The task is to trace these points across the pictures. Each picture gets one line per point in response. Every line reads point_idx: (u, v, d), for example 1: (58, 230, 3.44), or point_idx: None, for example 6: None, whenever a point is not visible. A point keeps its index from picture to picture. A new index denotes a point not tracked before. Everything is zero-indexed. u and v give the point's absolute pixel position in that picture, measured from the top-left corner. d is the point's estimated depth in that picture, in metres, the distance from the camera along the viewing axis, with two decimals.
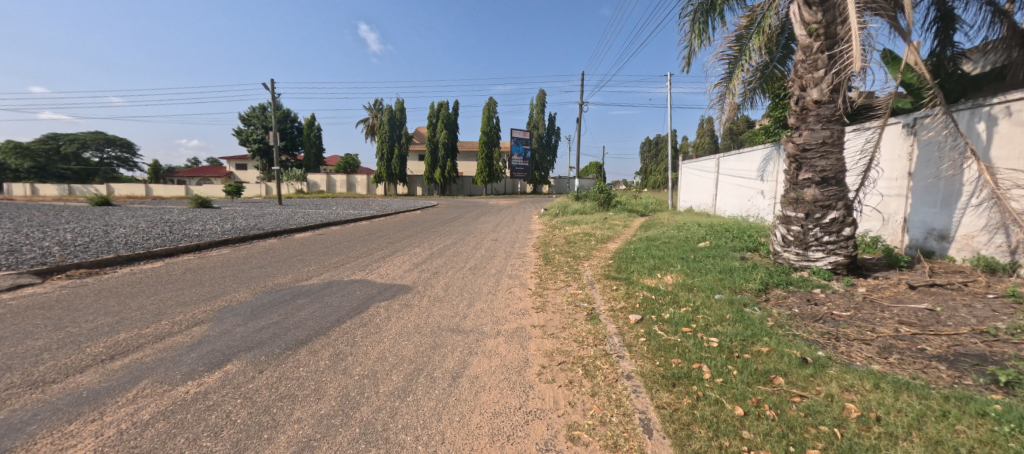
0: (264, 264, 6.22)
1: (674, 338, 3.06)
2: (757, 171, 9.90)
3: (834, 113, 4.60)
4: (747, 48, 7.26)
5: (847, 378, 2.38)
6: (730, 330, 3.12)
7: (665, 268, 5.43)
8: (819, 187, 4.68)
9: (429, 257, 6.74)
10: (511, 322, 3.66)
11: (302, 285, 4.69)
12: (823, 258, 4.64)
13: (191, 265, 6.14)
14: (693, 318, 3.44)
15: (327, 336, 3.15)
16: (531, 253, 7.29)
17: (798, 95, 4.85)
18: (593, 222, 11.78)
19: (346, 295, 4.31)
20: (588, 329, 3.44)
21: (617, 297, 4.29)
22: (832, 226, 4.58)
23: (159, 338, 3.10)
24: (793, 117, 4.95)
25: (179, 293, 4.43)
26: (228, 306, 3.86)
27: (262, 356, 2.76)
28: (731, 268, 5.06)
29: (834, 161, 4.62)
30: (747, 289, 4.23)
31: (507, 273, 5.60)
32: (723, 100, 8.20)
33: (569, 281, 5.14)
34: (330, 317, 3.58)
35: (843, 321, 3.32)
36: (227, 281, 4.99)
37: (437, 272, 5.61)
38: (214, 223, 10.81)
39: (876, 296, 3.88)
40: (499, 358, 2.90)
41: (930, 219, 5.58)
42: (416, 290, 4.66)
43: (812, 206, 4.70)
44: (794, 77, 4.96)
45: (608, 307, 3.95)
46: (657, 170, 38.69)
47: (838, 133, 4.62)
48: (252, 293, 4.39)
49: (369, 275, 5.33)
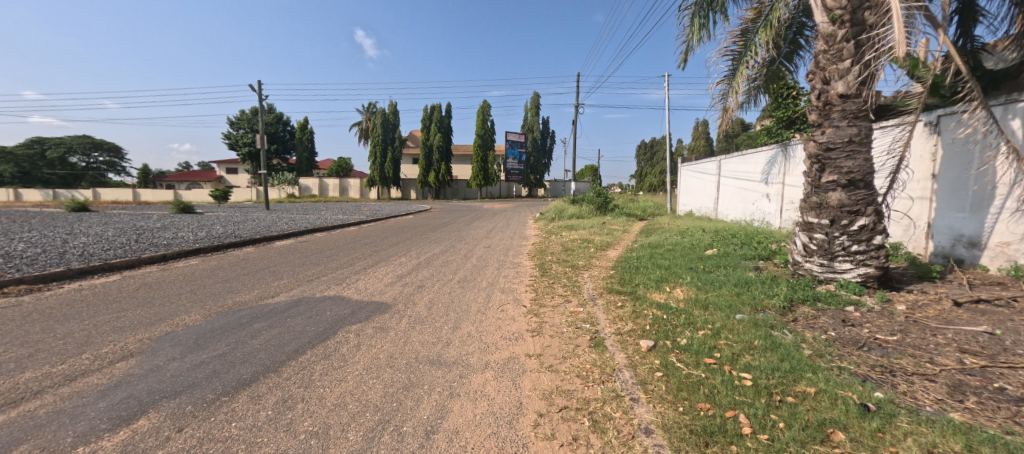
0: (233, 276, 5.65)
1: (697, 374, 2.54)
2: (763, 173, 9.41)
3: (860, 109, 4.14)
4: (752, 43, 6.81)
5: (927, 435, 1.87)
6: (763, 362, 2.62)
7: (673, 280, 4.91)
8: (845, 191, 4.21)
9: (416, 267, 6.20)
10: (502, 350, 3.12)
11: (265, 304, 4.13)
12: (852, 270, 4.15)
13: (149, 279, 5.54)
14: (715, 346, 2.93)
15: (277, 374, 2.60)
16: (526, 262, 6.76)
17: (820, 88, 4.38)
18: (592, 227, 11.28)
19: (314, 317, 3.76)
20: (592, 358, 2.91)
21: (623, 316, 3.77)
22: (861, 234, 4.11)
23: (69, 379, 2.53)
24: (813, 113, 4.48)
25: (121, 315, 3.85)
26: (169, 334, 3.29)
27: (187, 407, 2.20)
28: (747, 281, 4.56)
29: (861, 162, 4.15)
30: (769, 308, 3.73)
31: (499, 286, 5.07)
32: (726, 99, 7.78)
33: (568, 296, 4.60)
34: (287, 346, 3.02)
35: (893, 349, 2.82)
36: (183, 299, 4.42)
37: (423, 285, 5.07)
38: (189, 230, 10.15)
39: (920, 316, 3.38)
40: (486, 402, 2.36)
41: (958, 225, 5.13)
42: (396, 308, 4.12)
43: (838, 212, 4.23)
44: (814, 69, 4.49)
45: (614, 330, 3.43)
46: (653, 173, 38.44)
47: (866, 131, 4.15)
48: (205, 315, 3.81)
49: (345, 290, 4.77)
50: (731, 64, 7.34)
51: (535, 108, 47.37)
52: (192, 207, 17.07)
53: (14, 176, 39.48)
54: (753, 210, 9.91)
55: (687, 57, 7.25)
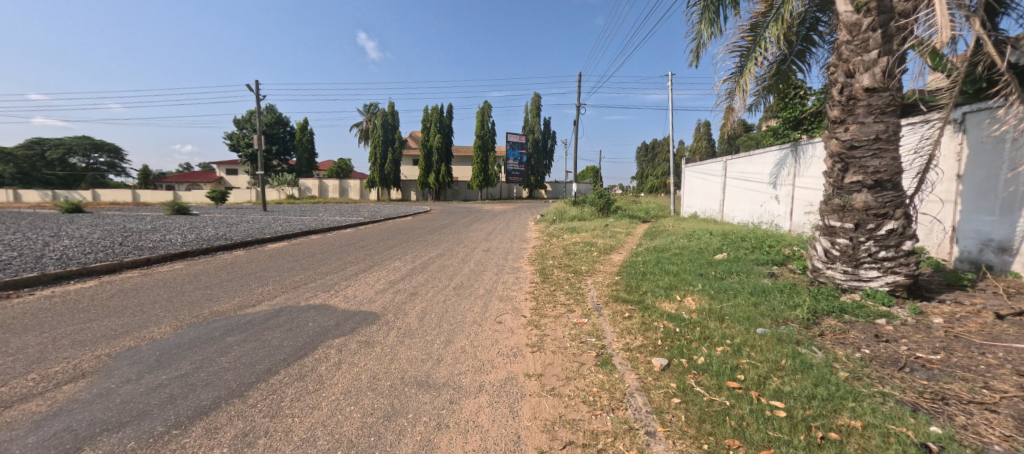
0: (215, 282, 5.33)
1: (720, 401, 2.22)
2: (772, 174, 9.09)
3: (888, 104, 3.83)
4: (762, 39, 6.49)
5: None
6: (794, 387, 2.30)
7: (683, 287, 4.59)
8: (871, 193, 3.89)
9: (410, 273, 5.87)
10: (499, 369, 2.80)
11: (243, 315, 3.82)
12: (879, 278, 3.83)
13: (126, 285, 5.23)
14: (737, 366, 2.61)
15: (242, 400, 2.28)
16: (527, 267, 6.44)
17: (843, 82, 4.06)
18: (594, 230, 10.95)
19: (294, 329, 3.44)
20: (599, 380, 2.59)
21: (631, 329, 3.45)
22: (888, 239, 3.80)
23: (3, 406, 2.22)
24: (834, 109, 4.16)
25: (85, 327, 3.54)
26: (131, 350, 2.98)
27: (129, 443, 1.88)
28: (764, 289, 4.24)
29: (889, 161, 3.84)
30: (792, 321, 3.41)
31: (498, 294, 4.75)
32: (732, 98, 7.47)
33: (571, 305, 4.27)
34: (258, 365, 2.71)
35: (939, 371, 2.50)
36: (157, 308, 4.11)
37: (415, 293, 4.75)
38: (179, 232, 9.83)
39: (961, 331, 3.06)
40: (478, 435, 2.04)
41: (986, 228, 4.80)
42: (386, 319, 3.80)
43: (863, 215, 3.91)
44: (836, 62, 4.17)
45: (622, 346, 3.11)
46: (654, 174, 38.16)
47: (893, 127, 3.83)
48: (176, 327, 3.51)
49: (332, 298, 4.45)
50: (740, 61, 7.02)
51: (536, 109, 47.07)
52: (187, 208, 16.78)
53: (14, 177, 39.30)
54: (760, 212, 9.60)
55: (694, 54, 6.94)
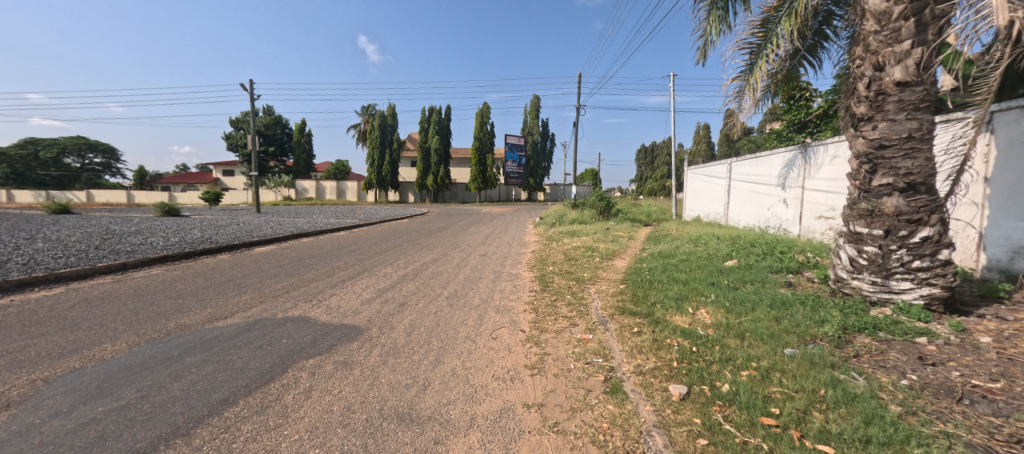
0: (190, 290, 4.94)
1: (756, 444, 1.87)
2: (780, 177, 8.77)
3: (922, 100, 3.50)
4: (774, 34, 6.17)
5: None
6: (843, 426, 1.94)
7: (695, 298, 4.24)
8: (903, 196, 3.55)
9: (401, 280, 5.50)
10: (493, 397, 2.43)
11: (211, 329, 3.44)
12: (912, 290, 3.49)
13: (93, 293, 4.84)
14: (769, 398, 2.25)
15: (185, 442, 1.91)
16: (526, 274, 6.07)
17: (871, 76, 3.74)
18: (595, 233, 10.59)
19: (264, 347, 3.06)
20: (610, 413, 2.23)
21: (642, 348, 3.08)
22: (923, 248, 3.45)
23: None
24: (861, 105, 3.83)
25: (30, 343, 3.15)
26: (73, 374, 2.60)
27: None
28: (785, 301, 3.88)
29: (923, 161, 3.51)
30: (820, 339, 3.07)
31: (495, 305, 4.39)
32: (741, 96, 7.15)
33: (574, 318, 3.90)
34: (215, 394, 2.34)
35: (1008, 405, 2.14)
36: (118, 320, 3.73)
37: (405, 303, 4.38)
38: (162, 235, 9.42)
39: (1016, 353, 2.70)
40: None
41: (1017, 235, 4.45)
42: (370, 334, 3.43)
43: (895, 221, 3.57)
44: (863, 54, 3.84)
45: (633, 368, 2.76)
46: (653, 176, 37.89)
47: (927, 125, 3.51)
48: (133, 344, 3.13)
49: (313, 309, 4.08)
50: (750, 58, 6.70)
51: (535, 110, 46.78)
52: (178, 210, 16.37)
53: (7, 177, 38.74)
54: (768, 216, 9.28)
55: (701, 52, 6.62)
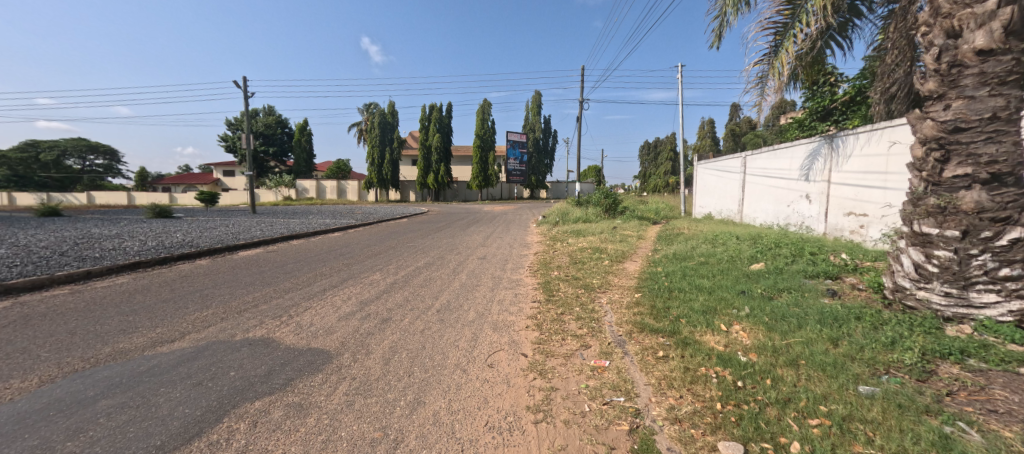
0: (148, 303, 4.37)
1: None
2: (802, 169, 8.14)
3: (1010, 71, 2.85)
4: (803, 10, 5.53)
5: None
6: None
7: (726, 311, 3.63)
8: (986, 190, 2.92)
9: (388, 289, 4.92)
10: None
11: (149, 357, 2.86)
12: (997, 304, 2.87)
13: (39, 308, 4.26)
14: None
15: None
16: (528, 281, 5.49)
17: (942, 45, 3.12)
18: (602, 233, 9.97)
19: (204, 383, 2.47)
20: None
21: (672, 381, 2.47)
22: (1012, 252, 2.82)
23: None
24: (930, 81, 3.21)
25: None
26: None
27: None
28: (837, 316, 3.25)
29: (1010, 146, 2.89)
30: (896, 369, 2.47)
31: (493, 320, 3.79)
32: (763, 83, 6.47)
33: (584, 338, 3.30)
34: None
35: None
36: (47, 345, 3.15)
37: (389, 319, 3.80)
38: (142, 238, 8.89)
39: None
40: None
41: None
42: (339, 363, 2.83)
43: (974, 219, 2.94)
44: (932, 20, 3.20)
45: (666, 412, 2.16)
46: (658, 173, 37.10)
47: (1016, 102, 2.87)
48: (45, 380, 2.54)
49: (281, 328, 3.50)
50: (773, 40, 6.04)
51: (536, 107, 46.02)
52: (170, 211, 15.90)
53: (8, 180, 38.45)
54: (788, 212, 8.67)
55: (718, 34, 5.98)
